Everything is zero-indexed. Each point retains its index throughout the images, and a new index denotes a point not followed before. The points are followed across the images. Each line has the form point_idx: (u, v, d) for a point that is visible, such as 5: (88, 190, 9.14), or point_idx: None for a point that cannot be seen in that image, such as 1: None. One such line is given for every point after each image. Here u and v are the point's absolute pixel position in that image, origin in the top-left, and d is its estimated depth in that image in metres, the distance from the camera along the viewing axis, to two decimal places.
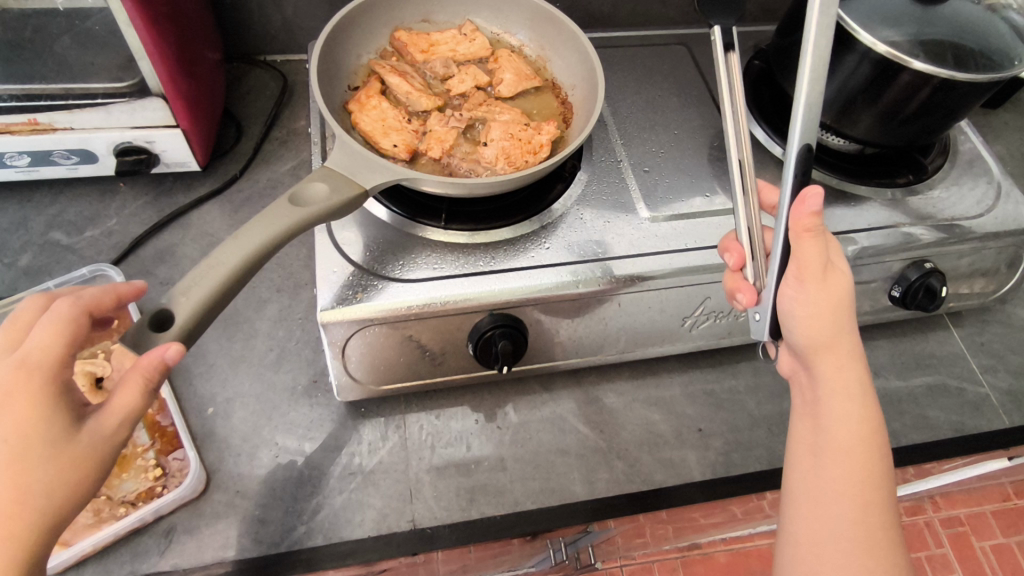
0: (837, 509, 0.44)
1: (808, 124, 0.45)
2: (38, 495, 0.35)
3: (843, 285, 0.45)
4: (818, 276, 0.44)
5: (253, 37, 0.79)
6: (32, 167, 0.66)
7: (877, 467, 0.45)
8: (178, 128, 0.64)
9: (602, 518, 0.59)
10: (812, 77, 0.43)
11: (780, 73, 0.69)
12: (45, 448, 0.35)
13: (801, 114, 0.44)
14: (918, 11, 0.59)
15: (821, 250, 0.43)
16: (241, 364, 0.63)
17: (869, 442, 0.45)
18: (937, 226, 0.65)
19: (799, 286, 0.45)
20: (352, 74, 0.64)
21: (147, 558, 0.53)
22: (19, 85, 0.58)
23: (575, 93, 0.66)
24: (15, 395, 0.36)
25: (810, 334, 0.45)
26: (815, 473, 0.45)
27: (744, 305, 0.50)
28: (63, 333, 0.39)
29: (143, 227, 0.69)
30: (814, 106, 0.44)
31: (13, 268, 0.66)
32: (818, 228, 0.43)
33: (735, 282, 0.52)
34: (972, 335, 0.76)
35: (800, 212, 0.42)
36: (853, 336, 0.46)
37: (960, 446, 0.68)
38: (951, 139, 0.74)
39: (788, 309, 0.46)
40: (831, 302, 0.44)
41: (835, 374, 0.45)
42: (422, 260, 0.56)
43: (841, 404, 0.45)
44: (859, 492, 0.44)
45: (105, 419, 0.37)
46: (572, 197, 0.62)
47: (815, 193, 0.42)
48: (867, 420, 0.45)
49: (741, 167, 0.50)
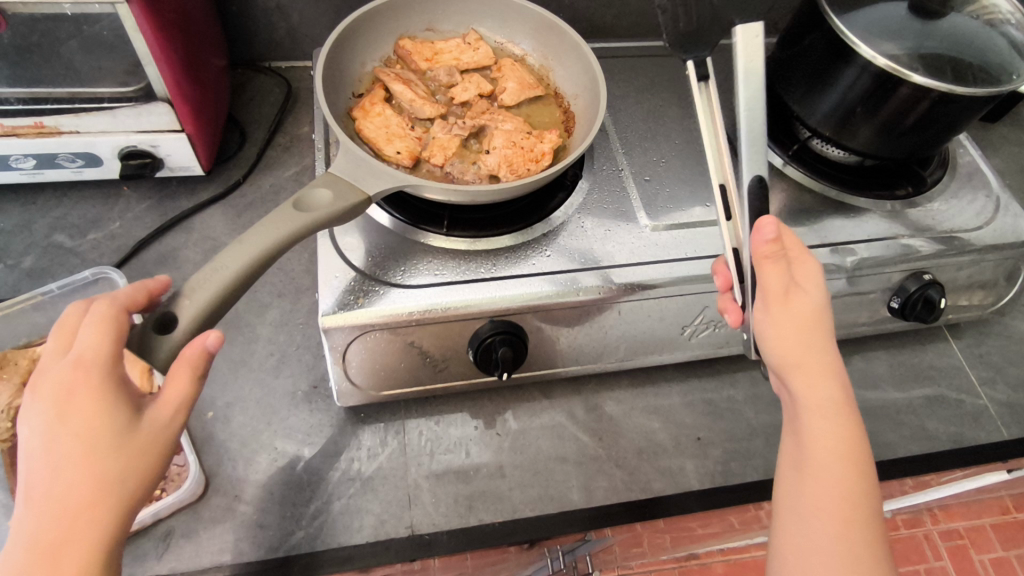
0: (819, 523, 0.43)
1: (755, 154, 0.47)
2: (113, 482, 0.35)
3: (812, 303, 0.45)
4: (780, 300, 0.45)
5: (258, 43, 0.80)
6: (37, 170, 0.66)
7: (859, 485, 0.44)
8: (183, 133, 0.65)
9: (600, 526, 0.59)
10: (749, 114, 0.47)
11: (780, 85, 0.69)
12: (114, 438, 0.36)
13: (745, 151, 0.47)
14: (916, 25, 0.60)
15: (784, 273, 0.46)
16: (241, 369, 0.63)
17: (850, 458, 0.44)
18: (936, 238, 0.65)
19: (766, 306, 0.46)
20: (357, 81, 0.65)
21: (145, 561, 0.53)
22: (24, 88, 0.59)
23: (578, 103, 0.66)
24: (77, 391, 0.36)
25: (779, 351, 0.46)
26: (797, 486, 0.45)
27: (732, 324, 0.53)
28: (110, 331, 0.38)
29: (147, 230, 0.69)
30: (756, 142, 0.47)
31: (17, 270, 0.66)
32: (779, 254, 0.45)
33: (726, 302, 0.54)
34: (972, 347, 0.77)
35: (757, 241, 0.46)
36: (831, 354, 0.45)
37: (958, 458, 0.69)
38: (950, 152, 0.74)
39: (760, 329, 0.47)
40: (798, 322, 0.45)
41: (810, 390, 0.45)
42: (424, 267, 0.56)
43: (817, 420, 0.45)
44: (840, 507, 0.44)
45: (162, 409, 0.38)
46: (574, 206, 0.63)
47: (769, 221, 0.45)
48: (846, 436, 0.45)
49: (723, 190, 0.51)
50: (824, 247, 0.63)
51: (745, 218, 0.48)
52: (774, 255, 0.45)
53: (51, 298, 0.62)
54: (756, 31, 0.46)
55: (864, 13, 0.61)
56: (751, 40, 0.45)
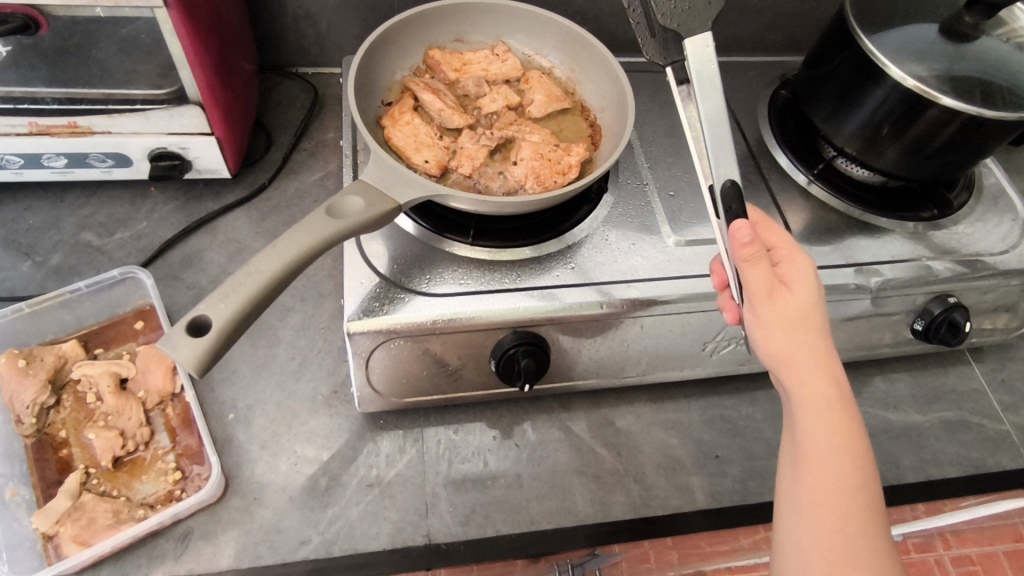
0: (817, 518, 0.45)
1: (721, 158, 0.49)
2: None
3: (799, 301, 0.47)
4: (764, 302, 0.46)
5: (287, 49, 0.81)
6: (68, 169, 0.67)
7: (857, 477, 0.45)
8: (213, 136, 0.66)
9: (606, 542, 0.59)
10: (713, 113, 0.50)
11: (807, 104, 0.70)
12: None
13: (712, 153, 0.49)
14: (947, 48, 0.60)
15: (764, 272, 0.45)
16: (263, 372, 0.63)
17: (845, 453, 0.46)
18: (960, 261, 0.65)
19: (752, 307, 0.47)
20: (386, 90, 0.65)
21: (164, 561, 0.53)
22: (61, 89, 0.60)
23: (604, 116, 0.67)
24: None
25: (770, 350, 0.47)
26: (795, 482, 0.47)
27: (729, 322, 0.53)
28: None
29: (173, 231, 0.70)
30: (721, 142, 0.49)
31: (44, 267, 0.67)
32: (759, 254, 0.44)
33: (724, 299, 0.54)
34: (993, 371, 0.76)
35: (733, 243, 0.44)
36: (826, 348, 0.47)
37: (978, 483, 0.68)
38: (976, 174, 0.74)
39: (752, 328, 0.48)
40: (784, 321, 0.46)
41: (804, 387, 0.47)
42: (448, 276, 0.57)
43: (811, 416, 0.47)
44: (839, 502, 0.45)
45: None
46: (598, 219, 0.63)
47: (743, 224, 0.44)
48: (842, 431, 0.46)
49: (712, 190, 0.50)
50: (849, 267, 0.63)
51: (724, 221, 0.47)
52: (753, 256, 0.44)
53: (78, 297, 0.64)
54: (704, 42, 0.50)
55: (895, 35, 0.61)
56: (701, 50, 0.50)
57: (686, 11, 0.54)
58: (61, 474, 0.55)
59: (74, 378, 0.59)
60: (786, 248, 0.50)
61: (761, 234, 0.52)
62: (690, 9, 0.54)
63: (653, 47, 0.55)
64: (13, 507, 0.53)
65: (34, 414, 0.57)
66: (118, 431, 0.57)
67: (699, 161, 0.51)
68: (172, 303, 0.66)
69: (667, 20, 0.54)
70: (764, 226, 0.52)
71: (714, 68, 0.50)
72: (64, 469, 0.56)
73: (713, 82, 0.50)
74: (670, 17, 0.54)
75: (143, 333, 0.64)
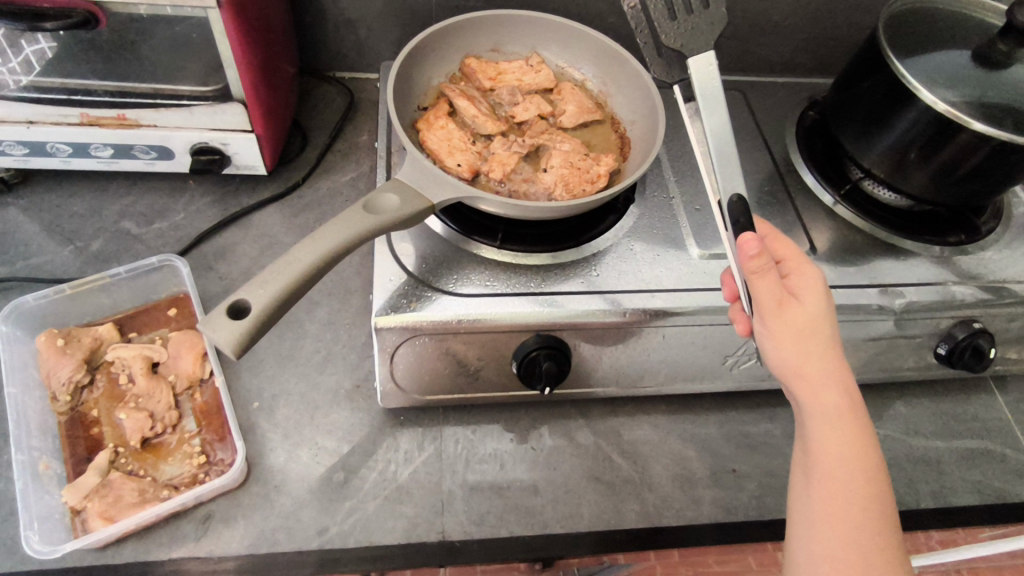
0: (829, 528, 0.45)
1: (729, 174, 0.50)
2: None
3: (809, 312, 0.47)
4: (772, 312, 0.46)
5: (327, 54, 0.83)
6: (113, 159, 0.69)
7: (868, 487, 0.46)
8: (253, 134, 0.68)
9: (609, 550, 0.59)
10: (717, 135, 0.50)
11: (836, 125, 0.70)
12: None
13: (719, 168, 0.50)
14: (979, 75, 0.60)
15: (773, 284, 0.46)
16: (289, 363, 0.64)
17: (856, 464, 0.46)
18: (986, 287, 0.65)
19: (762, 318, 0.47)
20: (423, 95, 0.67)
21: (185, 542, 0.55)
22: (114, 82, 0.63)
23: (633, 130, 0.68)
24: None
25: (780, 359, 0.47)
26: (807, 493, 0.47)
27: (740, 334, 0.54)
28: None
29: (208, 223, 0.72)
30: (727, 158, 0.50)
31: (85, 252, 0.69)
32: (766, 266, 0.45)
33: (735, 312, 0.55)
34: (1017, 402, 0.75)
35: (742, 255, 0.45)
36: (838, 358, 0.47)
37: (1000, 514, 0.67)
38: (1005, 203, 0.74)
39: (763, 339, 0.49)
40: (794, 331, 0.46)
41: (814, 397, 0.47)
42: (475, 278, 0.58)
43: (823, 426, 0.47)
44: (849, 512, 0.45)
45: None
46: (624, 229, 0.64)
47: (751, 237, 0.44)
48: (855, 444, 0.46)
49: (721, 204, 0.50)
50: (873, 287, 0.63)
51: (733, 234, 0.48)
52: (761, 268, 0.45)
53: (117, 281, 0.66)
54: (706, 60, 0.51)
55: (923, 61, 0.62)
56: (704, 67, 0.51)
57: (691, 31, 0.54)
58: (90, 451, 0.57)
59: (108, 359, 0.62)
60: (794, 260, 0.51)
61: (770, 246, 0.52)
62: (692, 29, 0.54)
63: (659, 66, 0.57)
64: (45, 479, 0.55)
65: (69, 392, 0.59)
66: (148, 413, 0.59)
67: (706, 173, 0.52)
68: (205, 292, 0.68)
69: (671, 40, 0.54)
70: (773, 238, 0.52)
71: (717, 84, 0.51)
72: (94, 447, 0.57)
73: (718, 98, 0.51)
74: (674, 37, 0.54)
75: (175, 320, 0.66)
